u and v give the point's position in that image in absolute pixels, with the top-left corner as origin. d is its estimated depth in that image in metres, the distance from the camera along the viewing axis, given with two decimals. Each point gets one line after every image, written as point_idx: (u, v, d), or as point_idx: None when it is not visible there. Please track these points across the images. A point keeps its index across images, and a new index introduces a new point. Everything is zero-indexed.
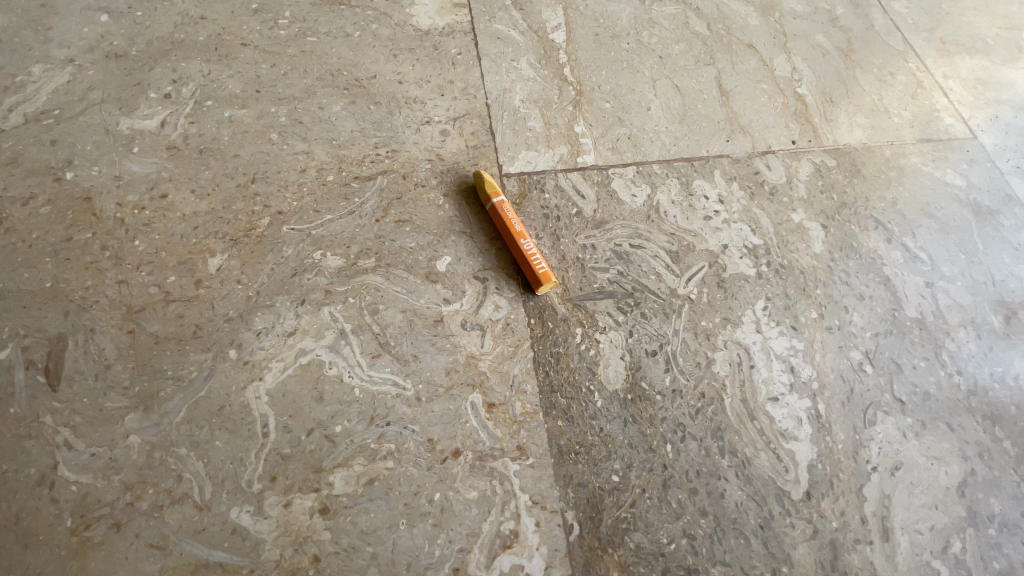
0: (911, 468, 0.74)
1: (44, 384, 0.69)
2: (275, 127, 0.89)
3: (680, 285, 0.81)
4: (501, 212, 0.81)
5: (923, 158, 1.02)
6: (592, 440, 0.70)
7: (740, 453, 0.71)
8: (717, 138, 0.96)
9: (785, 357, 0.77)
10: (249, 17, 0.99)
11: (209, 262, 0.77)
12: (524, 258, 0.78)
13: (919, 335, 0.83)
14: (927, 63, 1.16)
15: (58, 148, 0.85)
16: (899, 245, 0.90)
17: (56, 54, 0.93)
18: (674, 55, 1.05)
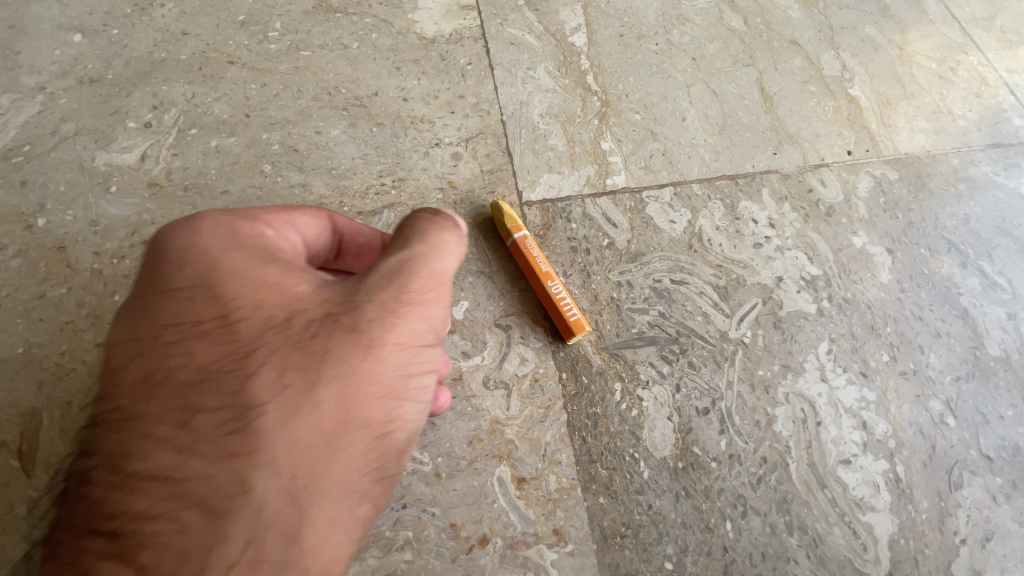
0: (1004, 539, 0.64)
1: (18, 470, 0.62)
2: (267, 156, 0.80)
3: (732, 326, 0.71)
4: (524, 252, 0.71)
5: (994, 167, 0.91)
6: (640, 520, 0.61)
7: (809, 530, 0.62)
8: (763, 151, 0.85)
9: (855, 411, 0.68)
10: (236, 31, 0.90)
11: None
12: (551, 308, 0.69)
13: (1005, 378, 0.73)
14: (988, 58, 1.05)
15: (28, 191, 0.77)
16: (975, 271, 0.79)
17: (26, 82, 0.87)
18: (709, 56, 0.94)
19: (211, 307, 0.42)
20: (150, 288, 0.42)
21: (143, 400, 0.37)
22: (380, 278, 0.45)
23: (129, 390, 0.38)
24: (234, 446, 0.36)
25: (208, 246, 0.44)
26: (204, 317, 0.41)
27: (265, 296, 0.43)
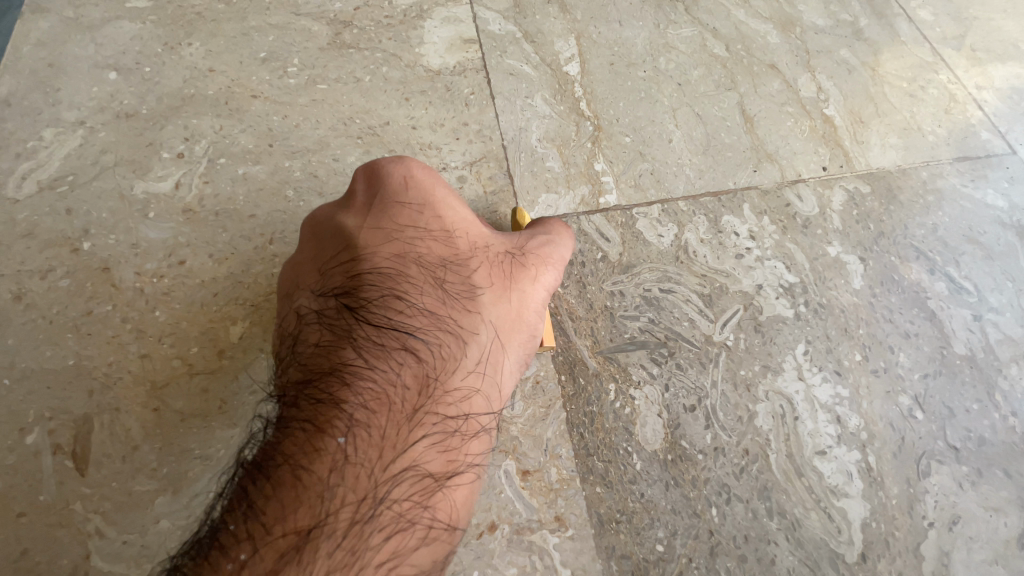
0: (970, 522, 0.70)
1: (72, 469, 0.69)
2: (289, 182, 0.88)
3: (716, 331, 0.78)
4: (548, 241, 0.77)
5: (961, 178, 0.97)
6: (633, 507, 0.67)
7: (788, 515, 0.68)
8: (744, 169, 0.93)
9: (830, 406, 0.74)
10: (258, 68, 1.00)
11: (231, 330, 0.76)
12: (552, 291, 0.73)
13: (970, 375, 0.79)
14: (958, 75, 1.12)
15: (74, 218, 0.85)
16: (943, 276, 0.86)
17: (67, 116, 0.96)
18: (693, 81, 1.02)
19: (435, 226, 0.65)
20: (392, 201, 0.65)
21: (409, 266, 0.59)
22: (534, 245, 0.70)
23: (391, 257, 0.60)
24: (469, 305, 0.59)
25: (420, 180, 0.68)
26: (436, 230, 0.64)
27: (469, 229, 0.67)
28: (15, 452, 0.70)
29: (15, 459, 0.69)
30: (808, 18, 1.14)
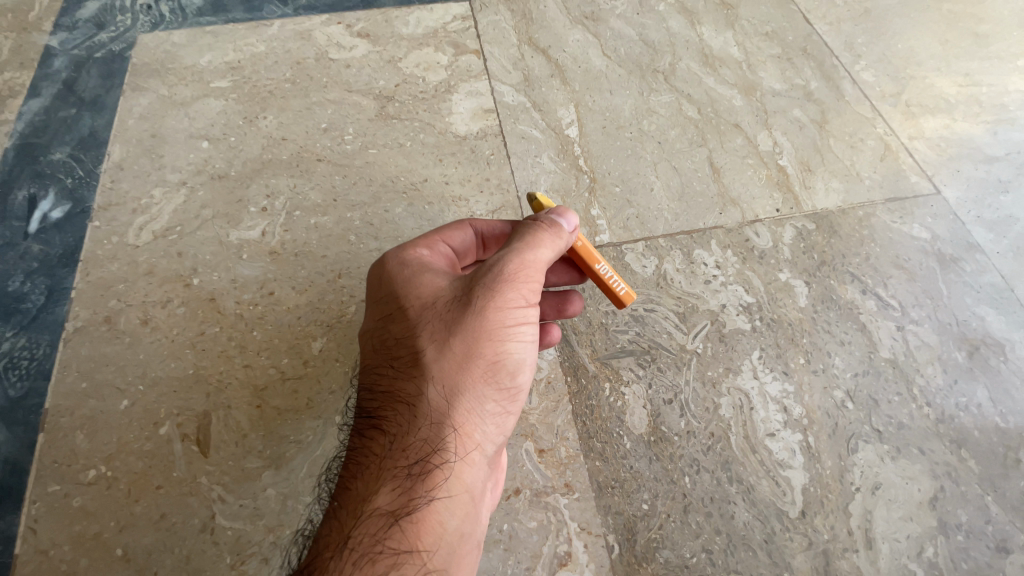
0: (890, 487, 0.89)
1: (198, 452, 0.90)
2: (351, 230, 1.12)
3: (688, 341, 0.99)
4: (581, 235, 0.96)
5: (892, 215, 1.18)
6: (624, 476, 0.88)
7: (744, 481, 0.88)
8: (712, 211, 1.15)
9: (779, 398, 0.95)
10: (321, 136, 1.25)
11: (312, 345, 0.99)
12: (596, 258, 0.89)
13: (893, 373, 0.99)
14: (894, 126, 1.34)
15: (184, 259, 1.09)
16: (873, 295, 1.07)
17: (170, 178, 1.20)
18: (671, 139, 1.25)
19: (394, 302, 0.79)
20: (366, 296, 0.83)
21: (375, 352, 0.78)
22: (478, 278, 0.75)
23: (367, 347, 0.80)
24: (415, 372, 0.74)
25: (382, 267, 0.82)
26: (393, 307, 0.78)
27: (421, 292, 0.78)
28: (152, 440, 0.91)
29: (152, 446, 0.91)
30: (767, 83, 1.38)
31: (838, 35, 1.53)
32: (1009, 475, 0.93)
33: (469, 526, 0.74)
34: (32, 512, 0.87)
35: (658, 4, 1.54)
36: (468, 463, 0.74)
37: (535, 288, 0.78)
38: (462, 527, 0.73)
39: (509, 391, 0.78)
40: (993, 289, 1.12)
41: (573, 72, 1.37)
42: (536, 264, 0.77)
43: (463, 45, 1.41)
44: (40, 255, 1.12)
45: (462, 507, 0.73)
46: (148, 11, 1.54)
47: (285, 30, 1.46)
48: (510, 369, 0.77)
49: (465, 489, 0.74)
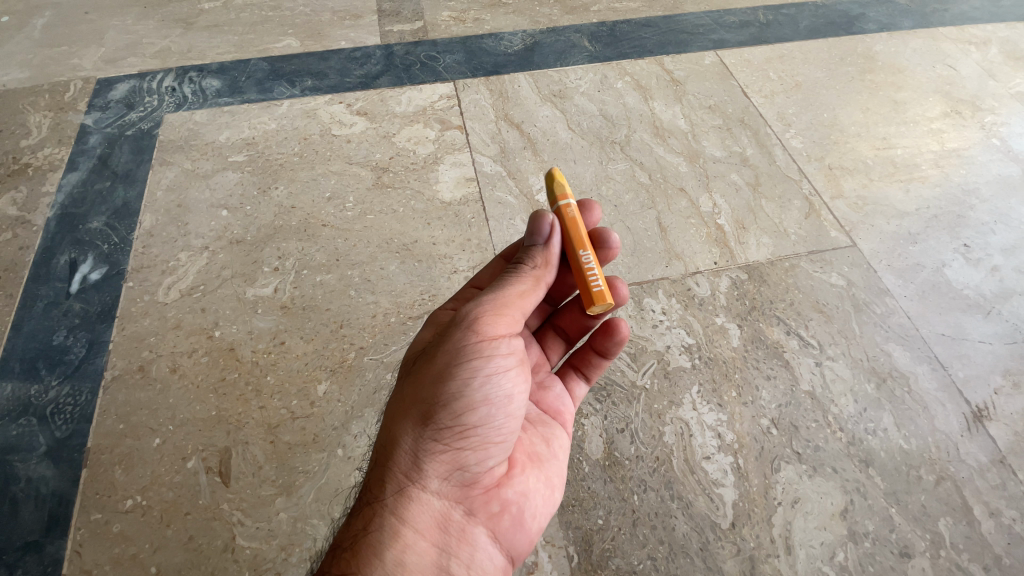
0: (807, 501, 1.06)
1: (220, 482, 1.06)
2: (352, 285, 1.31)
3: (638, 377, 1.17)
4: (590, 211, 0.93)
5: (813, 265, 1.38)
6: (583, 495, 1.04)
7: (684, 498, 1.05)
8: (659, 264, 1.35)
9: (714, 426, 1.12)
10: (326, 205, 1.46)
11: (318, 387, 1.17)
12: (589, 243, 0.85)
13: (811, 403, 1.17)
14: (817, 187, 1.56)
15: (206, 314, 1.27)
16: (796, 335, 1.26)
17: (195, 243, 1.39)
18: (625, 203, 1.47)
19: None
20: None
21: None
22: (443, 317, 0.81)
23: None
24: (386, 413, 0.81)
25: None
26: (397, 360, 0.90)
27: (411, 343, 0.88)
28: (181, 473, 1.07)
29: (181, 477, 1.06)
30: (708, 151, 1.61)
31: (772, 106, 1.76)
32: (911, 489, 1.09)
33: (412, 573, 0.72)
34: (77, 537, 1.01)
35: (616, 83, 1.79)
36: (410, 503, 0.75)
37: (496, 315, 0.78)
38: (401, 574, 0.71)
39: (463, 431, 0.76)
40: (901, 328, 1.29)
41: (542, 144, 1.59)
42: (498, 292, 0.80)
43: (448, 122, 1.65)
44: (81, 313, 1.29)
45: (402, 551, 0.72)
46: (172, 93, 1.76)
47: (294, 109, 1.69)
48: (455, 409, 0.75)
49: (407, 527, 0.74)
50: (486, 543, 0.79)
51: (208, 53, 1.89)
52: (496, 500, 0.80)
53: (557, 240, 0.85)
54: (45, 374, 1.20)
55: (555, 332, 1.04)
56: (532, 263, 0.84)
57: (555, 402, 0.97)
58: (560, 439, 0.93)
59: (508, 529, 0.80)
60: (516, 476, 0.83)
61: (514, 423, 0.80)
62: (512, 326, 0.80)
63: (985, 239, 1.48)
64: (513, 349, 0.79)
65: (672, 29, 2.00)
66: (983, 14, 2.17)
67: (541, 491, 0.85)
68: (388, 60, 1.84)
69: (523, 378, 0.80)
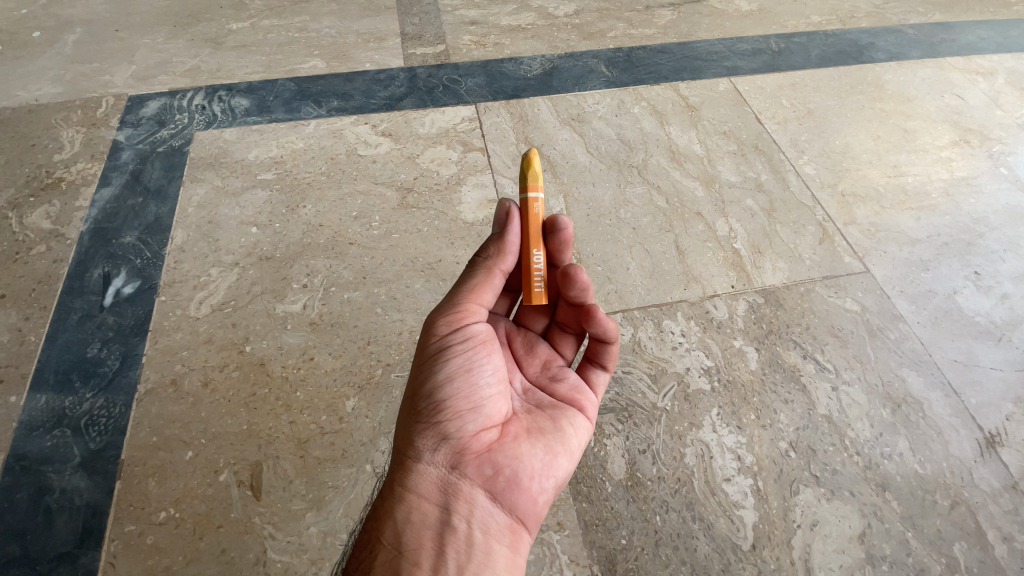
0: (826, 524, 1.08)
1: (252, 496, 1.09)
2: (378, 303, 1.35)
3: (659, 399, 1.20)
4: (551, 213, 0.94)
5: (828, 290, 1.42)
6: (606, 515, 1.07)
7: (705, 519, 1.07)
8: (678, 287, 1.39)
9: (734, 448, 1.15)
10: (353, 223, 1.50)
11: (346, 403, 1.20)
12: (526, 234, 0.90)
13: (828, 427, 1.19)
14: (831, 213, 1.60)
15: (237, 329, 1.30)
16: (812, 359, 1.29)
17: (225, 259, 1.43)
18: (643, 226, 1.51)
19: None
20: None
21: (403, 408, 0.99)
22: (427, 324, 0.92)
23: None
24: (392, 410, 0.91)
25: None
26: None
27: None
28: (213, 485, 1.10)
29: (213, 490, 1.09)
30: (724, 176, 1.65)
31: (785, 133, 1.80)
32: (928, 514, 1.11)
33: (416, 533, 0.75)
34: (111, 548, 1.04)
35: (633, 108, 1.84)
36: (407, 474, 0.79)
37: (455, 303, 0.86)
38: (403, 535, 0.75)
39: (442, 401, 0.81)
40: (914, 353, 1.32)
41: (562, 167, 1.64)
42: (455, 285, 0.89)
43: (470, 144, 1.69)
44: (114, 326, 1.32)
45: (407, 515, 0.77)
46: (202, 111, 1.82)
47: (320, 129, 1.74)
48: (426, 388, 0.82)
49: (405, 492, 0.78)
50: (486, 507, 0.80)
51: (236, 73, 1.95)
52: (489, 464, 0.81)
53: (511, 226, 0.89)
54: (79, 386, 1.23)
55: (560, 330, 1.00)
56: (484, 255, 0.89)
57: (569, 391, 0.95)
58: (565, 415, 0.90)
59: (506, 492, 0.80)
60: (508, 442, 0.83)
61: (485, 392, 0.84)
62: (469, 310, 0.86)
63: (995, 266, 1.51)
64: (471, 330, 0.85)
65: (687, 56, 2.05)
66: (989, 44, 2.23)
67: (538, 457, 0.83)
68: (411, 82, 1.89)
69: (486, 353, 0.85)
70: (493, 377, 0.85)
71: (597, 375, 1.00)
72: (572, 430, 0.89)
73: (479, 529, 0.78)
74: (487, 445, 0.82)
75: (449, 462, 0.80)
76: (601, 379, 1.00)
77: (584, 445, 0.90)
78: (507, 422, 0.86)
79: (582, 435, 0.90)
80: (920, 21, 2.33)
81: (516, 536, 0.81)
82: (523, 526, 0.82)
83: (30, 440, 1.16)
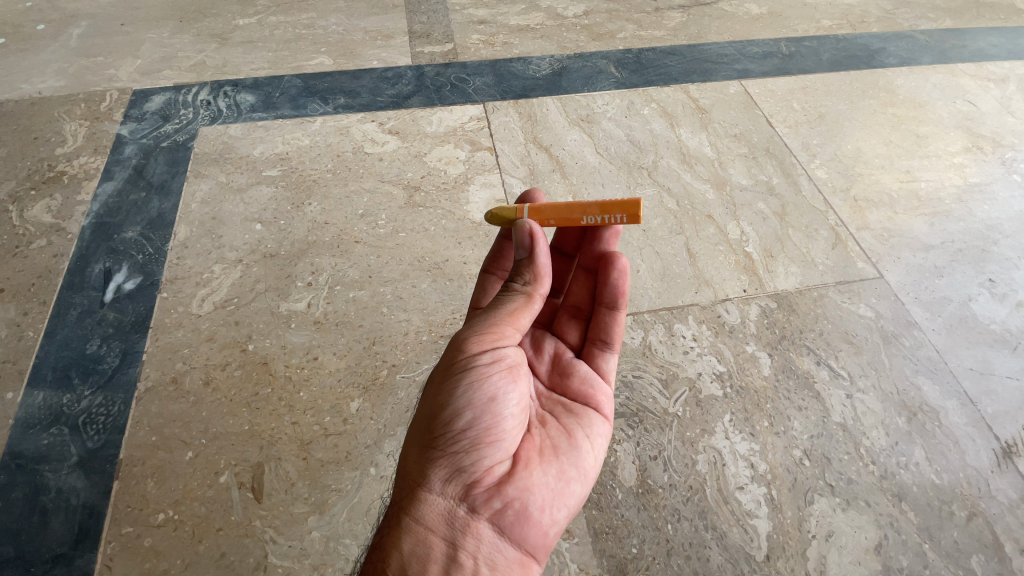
0: (841, 536, 1.05)
1: (253, 498, 1.06)
2: (384, 302, 1.32)
3: (670, 404, 1.18)
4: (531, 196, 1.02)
5: (842, 296, 1.39)
6: (617, 522, 1.04)
7: (717, 528, 1.04)
8: (689, 290, 1.37)
9: (746, 456, 1.12)
10: (359, 221, 1.48)
11: (350, 404, 1.17)
12: (550, 206, 0.92)
13: (842, 435, 1.17)
14: (843, 218, 1.57)
15: (240, 327, 1.28)
16: (826, 366, 1.26)
17: (229, 256, 1.41)
18: (653, 227, 1.49)
19: None
20: None
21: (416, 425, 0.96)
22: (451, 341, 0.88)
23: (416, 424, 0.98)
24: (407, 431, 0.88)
25: None
26: None
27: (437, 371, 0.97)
28: (213, 487, 1.07)
29: (213, 492, 1.06)
30: (735, 179, 1.63)
31: (796, 136, 1.79)
32: (945, 525, 1.08)
33: (422, 567, 0.73)
34: (108, 551, 1.01)
35: (642, 109, 1.82)
36: (417, 503, 0.77)
37: (487, 332, 0.83)
38: (408, 569, 0.73)
39: (458, 433, 0.79)
40: (929, 361, 1.30)
41: (571, 168, 1.62)
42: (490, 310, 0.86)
43: (478, 143, 1.67)
44: (115, 322, 1.30)
45: (413, 548, 0.74)
46: (207, 107, 1.80)
47: (327, 126, 1.71)
48: (444, 415, 0.80)
49: (415, 524, 0.75)
50: (494, 540, 0.77)
51: (242, 69, 1.93)
52: (499, 497, 0.77)
53: (538, 248, 0.86)
54: (78, 383, 1.21)
55: (569, 317, 1.04)
56: (521, 280, 0.86)
57: (582, 395, 0.93)
58: (581, 430, 0.88)
59: (514, 526, 0.77)
60: (521, 472, 0.80)
61: (506, 421, 0.81)
62: (501, 336, 0.83)
63: (1009, 274, 1.49)
64: (501, 354, 0.83)
65: (697, 58, 2.04)
66: (1001, 51, 2.21)
67: (550, 486, 0.80)
68: (419, 81, 1.87)
69: (512, 380, 0.83)
70: (517, 406, 0.83)
71: (606, 362, 0.98)
72: (586, 447, 0.87)
73: (486, 564, 0.75)
74: (499, 477, 0.79)
75: (460, 493, 0.78)
76: (610, 364, 0.99)
77: (598, 465, 0.88)
78: (520, 448, 0.83)
79: (596, 455, 0.88)
80: (930, 27, 2.32)
81: (524, 569, 0.78)
82: (532, 558, 0.80)
83: (26, 437, 1.13)
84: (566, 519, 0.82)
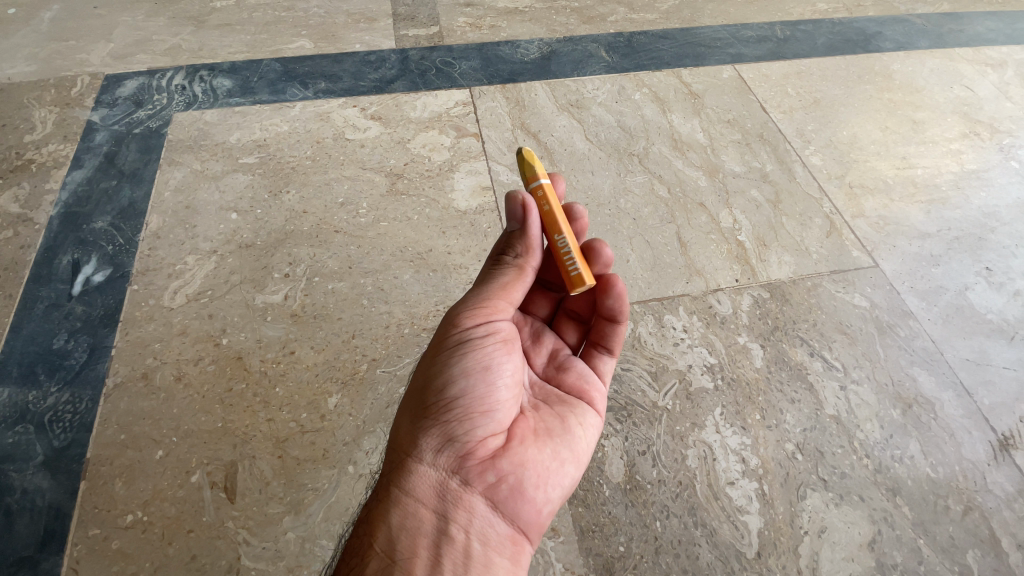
0: (833, 532, 1.03)
1: (225, 498, 1.02)
2: (364, 294, 1.28)
3: (660, 398, 1.14)
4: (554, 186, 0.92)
5: (836, 285, 1.36)
6: (603, 520, 1.01)
7: (708, 525, 1.01)
8: (680, 280, 1.33)
9: (738, 450, 1.09)
10: (339, 210, 1.42)
11: (328, 400, 1.13)
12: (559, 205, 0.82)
13: (835, 428, 1.14)
14: (838, 206, 1.53)
15: (214, 320, 1.23)
16: (820, 357, 1.23)
17: (202, 246, 1.35)
18: (644, 216, 1.44)
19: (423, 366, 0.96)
20: None
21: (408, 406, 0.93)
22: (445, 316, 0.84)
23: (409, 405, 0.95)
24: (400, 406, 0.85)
25: None
26: None
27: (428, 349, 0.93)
28: (184, 487, 1.02)
29: (184, 492, 1.02)
30: (727, 165, 1.59)
31: (790, 122, 1.74)
32: (940, 520, 1.05)
33: (411, 540, 0.69)
34: (73, 553, 0.97)
35: (633, 94, 1.77)
36: (407, 475, 0.73)
37: (480, 304, 0.80)
38: (396, 543, 0.68)
39: (450, 402, 0.75)
40: (925, 352, 1.27)
41: (560, 154, 1.57)
42: (483, 283, 0.82)
43: (463, 129, 1.62)
44: (83, 316, 1.24)
45: (402, 521, 0.70)
46: (182, 92, 1.73)
47: (306, 111, 1.65)
48: (435, 384, 0.77)
49: (404, 496, 0.72)
50: (486, 514, 0.73)
51: (219, 52, 1.86)
52: (492, 471, 0.74)
53: (531, 220, 0.80)
54: (44, 379, 1.16)
55: (568, 318, 0.96)
56: (513, 252, 0.82)
57: (576, 383, 0.88)
58: (574, 414, 0.84)
59: (508, 502, 0.74)
60: (516, 447, 0.76)
61: (499, 393, 0.77)
62: (494, 309, 0.80)
63: (1006, 262, 1.45)
64: (496, 327, 0.79)
65: (690, 42, 1.98)
66: (998, 36, 2.17)
67: (545, 464, 0.77)
68: (403, 65, 1.81)
69: (506, 352, 0.79)
70: (511, 379, 0.79)
71: (603, 361, 0.93)
72: (581, 432, 0.83)
73: (478, 539, 0.71)
74: (492, 450, 0.75)
75: (451, 464, 0.74)
76: (608, 365, 0.93)
77: (593, 449, 0.85)
78: (514, 426, 0.79)
79: (590, 440, 0.84)
80: (927, 10, 2.27)
81: (517, 548, 0.74)
82: (525, 537, 0.76)
83: None
84: (561, 498, 0.78)
